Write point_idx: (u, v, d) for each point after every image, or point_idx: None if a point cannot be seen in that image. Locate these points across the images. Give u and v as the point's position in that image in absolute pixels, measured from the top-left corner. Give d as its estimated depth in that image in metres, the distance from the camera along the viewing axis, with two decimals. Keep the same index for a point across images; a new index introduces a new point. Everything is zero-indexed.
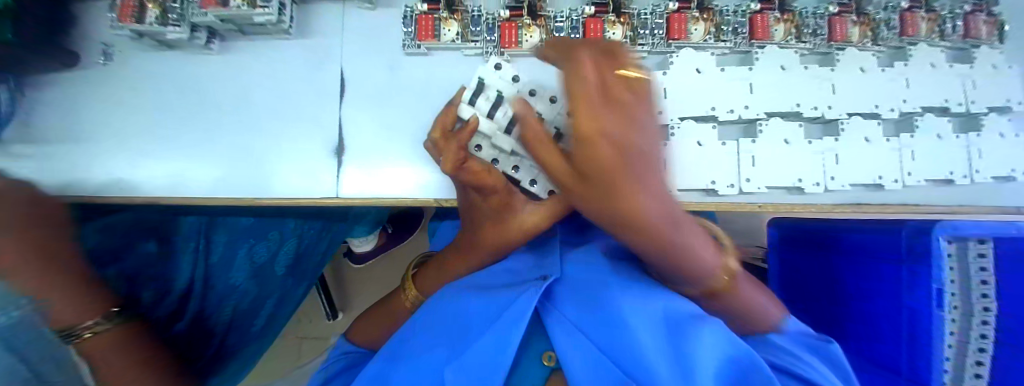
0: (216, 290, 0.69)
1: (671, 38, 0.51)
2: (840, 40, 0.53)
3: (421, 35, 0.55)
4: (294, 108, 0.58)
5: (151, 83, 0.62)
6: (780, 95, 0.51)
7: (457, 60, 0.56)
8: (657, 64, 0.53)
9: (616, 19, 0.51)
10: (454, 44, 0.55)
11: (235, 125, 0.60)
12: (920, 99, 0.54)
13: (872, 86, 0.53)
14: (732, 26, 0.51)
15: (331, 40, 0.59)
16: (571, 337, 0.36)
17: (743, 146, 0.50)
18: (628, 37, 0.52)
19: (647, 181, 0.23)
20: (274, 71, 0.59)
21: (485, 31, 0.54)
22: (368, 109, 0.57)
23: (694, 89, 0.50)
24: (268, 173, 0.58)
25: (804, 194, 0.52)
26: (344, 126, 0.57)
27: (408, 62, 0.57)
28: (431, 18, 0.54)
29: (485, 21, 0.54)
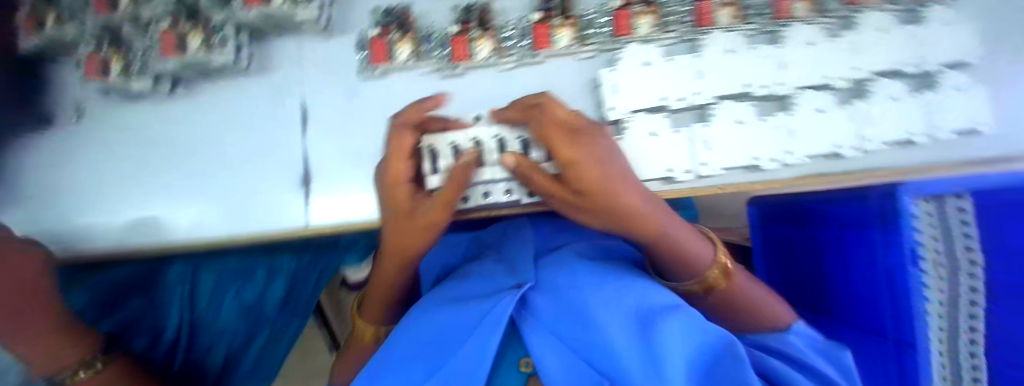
0: (206, 336, 0.72)
1: (618, 34, 0.54)
2: (785, 17, 0.54)
3: (375, 58, 0.56)
4: (262, 143, 0.60)
5: (120, 134, 0.63)
6: (725, 77, 0.53)
7: (414, 81, 0.58)
8: (605, 61, 0.55)
9: (563, 22, 0.53)
10: (408, 64, 0.56)
11: (212, 167, 0.61)
12: (879, 62, 0.53)
13: (820, 57, 0.54)
14: (676, 17, 0.54)
15: (285, 72, 0.60)
16: (540, 338, 0.38)
17: (694, 133, 0.53)
18: (576, 38, 0.54)
19: (617, 186, 0.35)
20: (237, 112, 0.60)
21: (438, 48, 0.57)
22: (333, 136, 0.58)
23: (643, 82, 0.53)
24: (247, 210, 0.59)
25: (761, 172, 0.53)
26: (315, 158, 0.58)
27: (366, 86, 0.58)
28: (383, 41, 0.56)
29: (437, 39, 0.57)
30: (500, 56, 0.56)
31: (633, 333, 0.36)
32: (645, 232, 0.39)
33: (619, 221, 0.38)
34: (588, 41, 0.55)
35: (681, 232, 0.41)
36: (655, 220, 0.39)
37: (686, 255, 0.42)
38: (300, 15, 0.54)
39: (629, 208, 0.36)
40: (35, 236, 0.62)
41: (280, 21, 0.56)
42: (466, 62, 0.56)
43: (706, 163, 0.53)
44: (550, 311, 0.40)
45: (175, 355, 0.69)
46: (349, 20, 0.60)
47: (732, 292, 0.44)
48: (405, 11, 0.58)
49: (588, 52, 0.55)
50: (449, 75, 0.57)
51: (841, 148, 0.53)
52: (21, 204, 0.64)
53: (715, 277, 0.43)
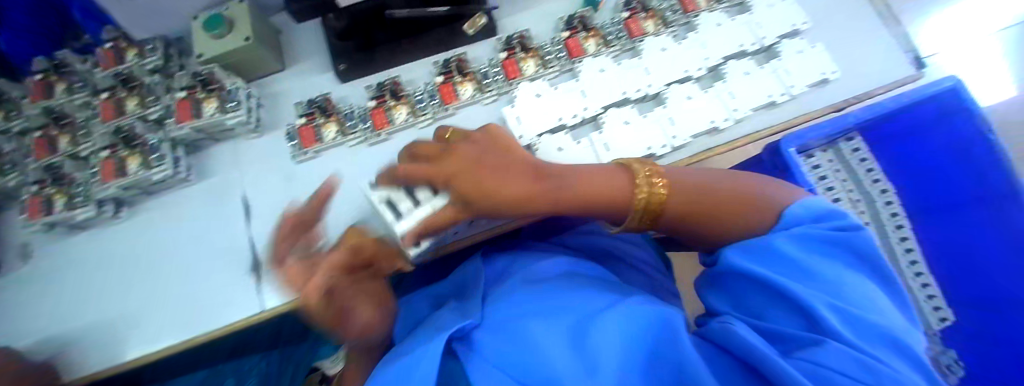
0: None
1: (573, 56, 0.68)
2: (693, 10, 0.69)
3: (377, 124, 0.65)
4: (285, 198, 0.64)
5: (153, 222, 0.69)
6: (668, 66, 0.67)
7: (416, 135, 0.66)
8: (568, 77, 0.69)
9: (525, 56, 0.68)
10: (407, 122, 0.65)
11: (240, 239, 0.64)
12: (776, 31, 0.67)
13: (732, 35, 0.68)
14: (614, 35, 0.69)
15: (293, 144, 0.66)
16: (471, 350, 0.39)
17: (660, 114, 0.64)
18: (540, 64, 0.68)
19: (484, 169, 0.40)
20: (252, 173, 0.67)
21: (428, 99, 0.67)
22: (348, 180, 0.64)
23: (602, 85, 0.67)
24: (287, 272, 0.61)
25: (724, 131, 0.63)
26: (336, 204, 0.63)
27: (374, 151, 0.66)
28: (383, 109, 0.65)
29: (426, 89, 0.68)
30: (484, 91, 0.67)
31: (557, 338, 0.37)
32: (535, 203, 0.41)
33: (499, 208, 0.41)
34: (552, 65, 0.68)
35: (570, 181, 0.42)
36: (522, 188, 0.40)
37: (589, 192, 0.42)
38: (316, 90, 0.69)
39: (504, 197, 0.40)
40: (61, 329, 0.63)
41: (298, 94, 0.70)
42: (456, 103, 0.66)
43: (676, 136, 0.63)
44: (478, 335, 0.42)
45: None
46: (344, 84, 0.70)
47: (677, 210, 0.41)
48: (394, 82, 0.67)
49: (552, 73, 0.68)
50: (442, 116, 0.67)
51: (773, 99, 0.64)
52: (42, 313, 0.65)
53: (645, 195, 0.41)
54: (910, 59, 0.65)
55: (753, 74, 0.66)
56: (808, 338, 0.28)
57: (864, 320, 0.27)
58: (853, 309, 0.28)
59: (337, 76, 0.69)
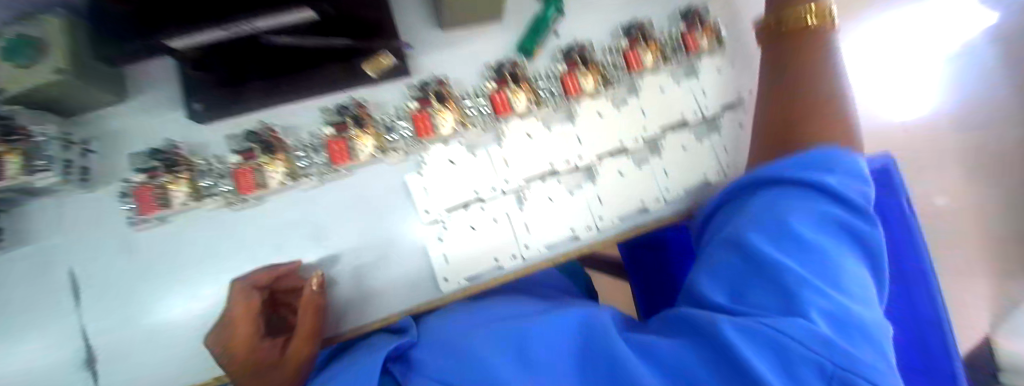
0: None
1: (498, 113, 0.58)
2: (637, 69, 0.61)
3: (242, 187, 0.53)
4: (128, 279, 0.53)
5: None
6: (603, 136, 0.60)
7: (297, 202, 0.55)
8: (493, 137, 0.58)
9: (442, 107, 0.57)
10: (287, 186, 0.53)
11: (77, 326, 0.52)
12: (715, 103, 0.64)
13: (669, 102, 0.62)
14: (548, 91, 0.59)
15: (130, 208, 0.53)
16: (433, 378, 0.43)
17: (589, 191, 0.59)
18: (459, 120, 0.57)
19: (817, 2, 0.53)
20: (89, 242, 0.53)
21: (314, 155, 0.54)
22: (209, 262, 0.54)
23: (529, 153, 0.58)
24: (133, 377, 0.52)
25: (653, 212, 0.61)
26: (195, 291, 0.53)
27: (241, 217, 0.54)
28: (249, 170, 0.52)
29: (314, 142, 0.55)
30: (386, 151, 0.55)
31: (512, 353, 0.43)
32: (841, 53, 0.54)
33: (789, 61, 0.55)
34: (473, 121, 0.58)
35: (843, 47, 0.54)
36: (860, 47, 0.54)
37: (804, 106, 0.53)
38: (165, 137, 0.56)
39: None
40: None
41: (143, 141, 0.56)
42: (350, 163, 0.55)
43: (603, 216, 0.59)
44: (436, 363, 0.45)
45: None
46: (203, 128, 0.56)
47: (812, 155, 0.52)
48: (271, 132, 0.55)
49: (473, 132, 0.58)
50: (330, 179, 0.55)
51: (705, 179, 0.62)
52: None
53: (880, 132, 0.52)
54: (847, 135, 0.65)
55: (689, 150, 0.62)
56: (784, 317, 0.36)
57: (833, 318, 0.36)
58: (847, 302, 0.37)
59: (189, 116, 0.54)
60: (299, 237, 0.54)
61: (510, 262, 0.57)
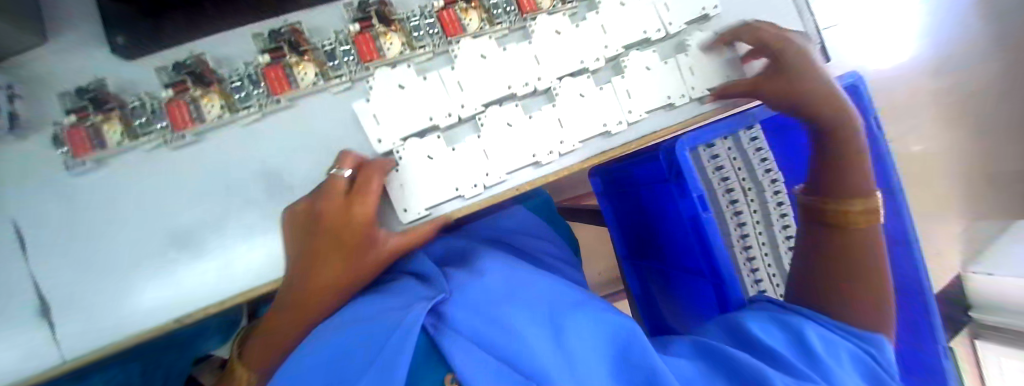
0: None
1: (449, 34, 0.54)
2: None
3: (177, 123, 0.50)
4: (70, 229, 0.50)
5: None
6: (563, 55, 0.56)
7: (239, 137, 0.52)
8: (443, 61, 0.56)
9: (387, 29, 0.53)
10: (223, 120, 0.51)
11: (19, 278, 0.50)
12: (682, 17, 0.59)
13: (633, 16, 0.58)
14: (502, 8, 0.55)
15: (62, 152, 0.49)
16: (465, 348, 0.42)
17: (549, 114, 0.56)
18: (405, 43, 0.54)
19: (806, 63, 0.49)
20: (20, 190, 0.50)
21: (250, 87, 0.50)
22: (152, 206, 0.51)
23: (483, 75, 0.54)
24: (87, 328, 0.50)
25: (616, 135, 0.58)
26: (142, 237, 0.51)
27: (180, 157, 0.51)
28: (183, 103, 0.50)
29: (250, 73, 0.51)
30: (329, 79, 0.53)
31: (544, 332, 0.45)
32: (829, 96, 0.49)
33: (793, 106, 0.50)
34: (419, 44, 0.54)
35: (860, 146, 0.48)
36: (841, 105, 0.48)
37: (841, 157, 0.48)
38: (87, 75, 0.51)
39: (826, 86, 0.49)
40: None
41: (71, 81, 0.51)
42: (289, 93, 0.51)
43: (565, 140, 0.56)
44: (468, 324, 0.46)
45: None
46: (129, 64, 0.52)
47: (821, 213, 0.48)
48: (199, 61, 0.49)
49: (422, 54, 0.55)
50: (270, 113, 0.52)
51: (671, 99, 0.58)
52: None
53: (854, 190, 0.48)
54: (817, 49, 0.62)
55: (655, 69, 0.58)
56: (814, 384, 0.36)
57: (826, 339, 0.40)
58: None
59: (111, 51, 0.51)
60: (244, 174, 0.51)
61: (470, 193, 0.55)
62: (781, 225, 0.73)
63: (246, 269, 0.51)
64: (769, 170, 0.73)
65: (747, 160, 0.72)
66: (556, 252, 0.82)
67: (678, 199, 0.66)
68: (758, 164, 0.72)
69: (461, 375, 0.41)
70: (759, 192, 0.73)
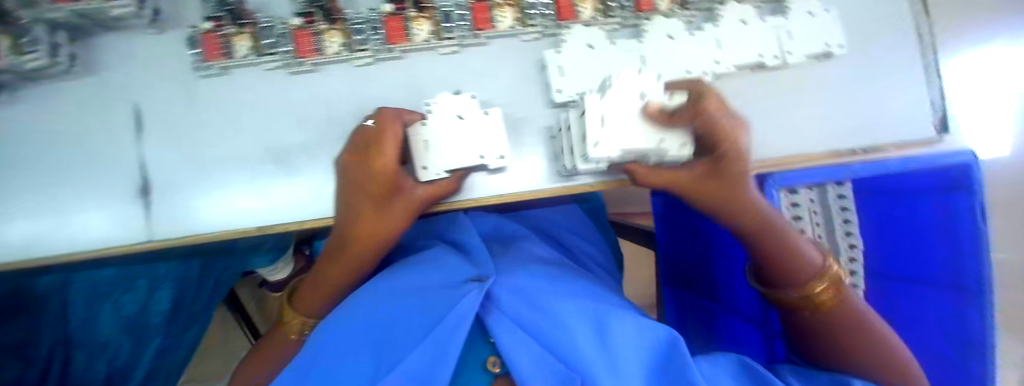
0: (82, 351, 0.76)
1: (562, 19, 0.55)
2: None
3: (301, 51, 0.53)
4: (181, 125, 0.55)
5: (22, 117, 0.55)
6: (671, 62, 0.55)
7: (346, 75, 0.55)
8: (550, 43, 0.56)
9: (504, 2, 0.54)
10: (340, 57, 0.54)
11: (132, 159, 0.55)
12: (804, 48, 0.56)
13: (755, 37, 0.56)
14: (618, 2, 0.55)
15: (194, 53, 0.54)
16: (511, 331, 0.49)
17: None
18: (518, 19, 0.55)
19: (741, 178, 0.48)
20: (148, 80, 0.55)
21: (368, 31, 0.54)
22: (261, 119, 0.55)
23: (586, 65, 0.55)
24: (182, 213, 0.55)
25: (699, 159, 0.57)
26: (245, 146, 0.55)
27: (293, 81, 0.54)
28: (308, 33, 0.53)
29: (370, 18, 0.54)
30: (439, 39, 0.55)
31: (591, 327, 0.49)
32: (749, 206, 0.51)
33: (721, 207, 0.51)
34: (530, 22, 0.55)
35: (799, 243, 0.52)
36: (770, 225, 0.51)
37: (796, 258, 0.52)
38: None
39: (740, 198, 0.50)
40: None
41: None
42: (402, 44, 0.54)
43: None
44: (515, 306, 0.51)
45: (57, 371, 0.74)
46: None
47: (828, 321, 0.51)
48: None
49: (531, 33, 0.56)
50: (383, 59, 0.55)
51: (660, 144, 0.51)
52: None
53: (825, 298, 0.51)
54: (934, 120, 0.62)
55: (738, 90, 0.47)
56: None
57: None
58: None
59: None
60: (347, 111, 0.55)
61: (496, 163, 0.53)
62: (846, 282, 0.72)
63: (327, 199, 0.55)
64: (849, 233, 0.73)
65: (828, 218, 0.73)
66: (597, 256, 0.82)
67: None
68: (839, 215, 0.73)
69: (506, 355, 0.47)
70: (835, 243, 0.73)
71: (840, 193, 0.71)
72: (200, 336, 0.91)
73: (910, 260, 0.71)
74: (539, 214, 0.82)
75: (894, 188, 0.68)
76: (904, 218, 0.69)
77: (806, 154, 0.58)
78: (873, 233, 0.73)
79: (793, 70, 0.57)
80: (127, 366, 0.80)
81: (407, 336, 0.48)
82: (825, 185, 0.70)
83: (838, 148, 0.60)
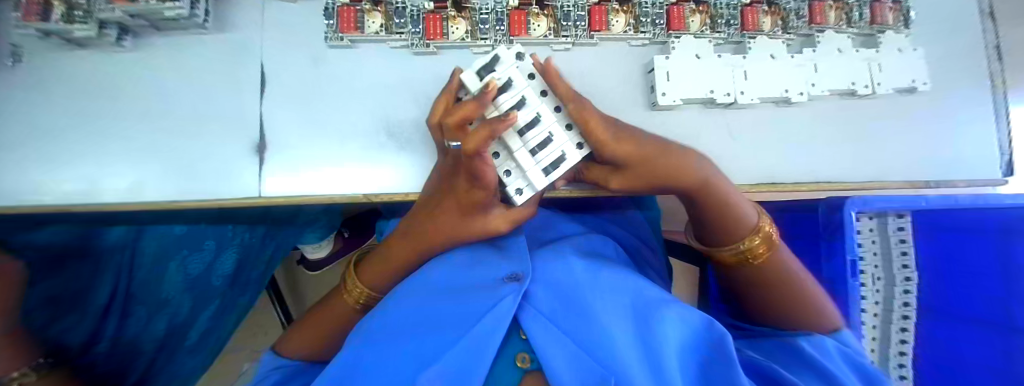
0: (144, 307, 0.70)
1: (672, 29, 0.59)
2: (819, 23, 0.61)
3: (429, 34, 0.57)
4: (302, 89, 0.58)
5: (155, 66, 0.58)
6: (771, 79, 0.58)
7: (465, 60, 0.60)
8: (657, 50, 0.60)
9: (619, 8, 0.59)
10: (464, 43, 0.58)
11: (251, 115, 0.57)
12: (894, 81, 0.61)
13: (847, 66, 0.60)
14: (725, 20, 0.60)
15: (328, 23, 0.58)
16: (545, 329, 0.43)
17: (722, 129, 0.59)
18: (631, 24, 0.59)
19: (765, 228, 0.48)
20: (278, 43, 0.59)
21: (493, 24, 0.58)
22: (379, 91, 0.58)
23: (693, 72, 0.57)
24: (290, 173, 0.57)
25: (788, 174, 0.59)
26: (360, 116, 0.58)
27: (415, 61, 0.59)
28: (439, 17, 0.57)
29: (496, 12, 0.58)
30: (556, 35, 0.59)
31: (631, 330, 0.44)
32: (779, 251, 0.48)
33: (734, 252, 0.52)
34: (641, 28, 0.59)
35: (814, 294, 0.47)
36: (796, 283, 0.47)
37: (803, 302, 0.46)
38: None
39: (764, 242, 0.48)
40: (48, 160, 0.55)
41: None
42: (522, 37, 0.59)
43: (741, 158, 0.59)
44: (548, 304, 0.46)
45: (111, 333, 0.67)
46: None
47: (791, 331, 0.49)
48: None
49: (641, 39, 0.59)
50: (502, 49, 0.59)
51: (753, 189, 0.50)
52: (22, 135, 0.56)
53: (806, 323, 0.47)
54: (1001, 163, 0.64)
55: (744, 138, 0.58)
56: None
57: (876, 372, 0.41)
58: None
59: None
60: None
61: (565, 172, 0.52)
62: (901, 314, 0.72)
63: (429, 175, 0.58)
64: (907, 266, 0.70)
65: (886, 249, 0.70)
66: (657, 266, 0.79)
67: (825, 259, 0.65)
68: (896, 247, 0.70)
69: (540, 352, 0.41)
70: (890, 275, 0.71)
71: (900, 226, 0.68)
72: (250, 300, 0.90)
73: (954, 293, 0.69)
74: (621, 218, 0.83)
75: (955, 224, 0.67)
76: (960, 254, 0.68)
77: (888, 178, 0.61)
78: (930, 266, 0.70)
79: (874, 100, 0.62)
80: (174, 330, 0.76)
81: (435, 335, 0.42)
82: (886, 216, 0.68)
83: (919, 177, 0.62)
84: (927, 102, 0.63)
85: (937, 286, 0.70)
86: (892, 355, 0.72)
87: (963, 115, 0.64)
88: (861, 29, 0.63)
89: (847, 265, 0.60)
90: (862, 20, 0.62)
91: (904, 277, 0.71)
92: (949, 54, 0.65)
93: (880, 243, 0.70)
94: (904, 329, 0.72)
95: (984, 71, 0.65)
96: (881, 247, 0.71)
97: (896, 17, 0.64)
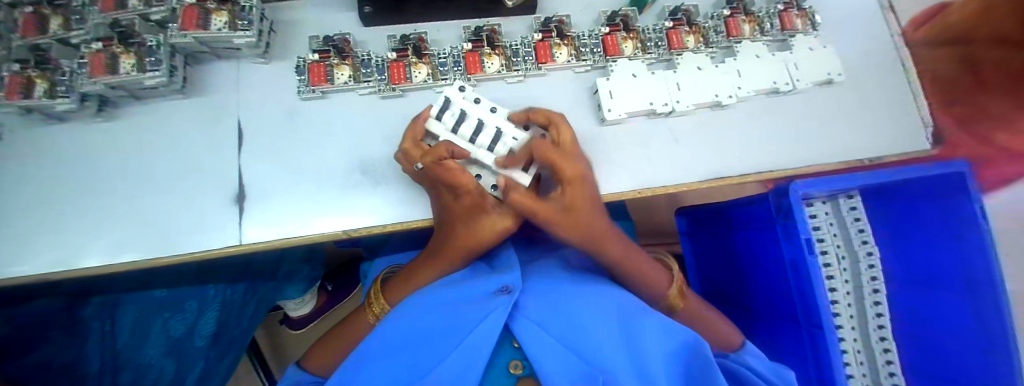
0: (127, 373, 0.68)
1: (609, 54, 0.67)
2: (736, 35, 0.70)
3: (394, 79, 0.63)
4: (278, 141, 0.62)
5: (136, 132, 0.62)
6: (702, 87, 0.66)
7: (429, 98, 0.65)
8: (599, 74, 0.68)
9: (560, 42, 0.66)
10: (426, 83, 0.64)
11: (229, 169, 0.60)
12: (809, 78, 0.69)
13: (767, 70, 0.68)
14: (654, 42, 0.68)
15: (300, 79, 0.63)
16: (536, 336, 0.44)
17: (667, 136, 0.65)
18: (573, 54, 0.67)
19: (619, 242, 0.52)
20: (253, 101, 0.63)
21: (451, 66, 0.65)
22: (352, 134, 0.63)
23: (633, 89, 0.64)
24: (269, 218, 0.59)
25: (733, 169, 0.65)
26: (334, 159, 0.62)
27: (383, 104, 0.64)
28: (402, 64, 0.64)
29: (453, 55, 0.66)
30: (509, 70, 0.65)
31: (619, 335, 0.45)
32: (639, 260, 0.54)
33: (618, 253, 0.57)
34: (582, 57, 0.67)
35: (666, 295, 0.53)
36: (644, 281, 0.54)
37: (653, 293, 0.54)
38: (333, 30, 0.69)
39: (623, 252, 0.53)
40: (26, 232, 0.56)
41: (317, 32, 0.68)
42: (479, 74, 0.65)
43: (688, 159, 0.64)
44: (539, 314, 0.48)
45: None
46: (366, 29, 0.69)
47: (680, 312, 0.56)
48: (418, 38, 0.65)
49: (583, 66, 0.67)
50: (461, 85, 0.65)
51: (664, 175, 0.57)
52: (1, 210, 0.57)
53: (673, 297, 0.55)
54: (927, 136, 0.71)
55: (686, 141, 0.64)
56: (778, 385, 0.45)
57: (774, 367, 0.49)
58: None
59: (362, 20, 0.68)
60: None
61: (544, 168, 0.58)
62: (872, 289, 0.74)
63: (404, 206, 0.61)
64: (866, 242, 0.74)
65: (843, 228, 0.75)
66: None
67: (784, 241, 0.69)
68: (853, 225, 0.75)
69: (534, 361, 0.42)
70: (853, 253, 0.75)
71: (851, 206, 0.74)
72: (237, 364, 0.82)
73: (918, 261, 0.73)
74: None
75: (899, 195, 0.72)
76: (916, 221, 0.72)
77: (824, 164, 0.67)
78: (893, 237, 0.75)
79: (796, 96, 0.70)
80: None
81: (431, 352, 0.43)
82: (837, 198, 0.74)
83: (851, 160, 0.69)
84: (843, 93, 0.71)
85: (900, 255, 0.74)
86: (872, 328, 0.72)
87: (877, 101, 0.72)
88: (773, 37, 0.73)
89: (802, 244, 0.63)
90: (772, 30, 0.72)
91: (867, 253, 0.74)
92: (854, 50, 0.74)
93: (836, 222, 0.75)
94: (878, 302, 0.73)
95: (887, 61, 0.74)
96: (839, 227, 0.75)
97: (802, 24, 0.73)
